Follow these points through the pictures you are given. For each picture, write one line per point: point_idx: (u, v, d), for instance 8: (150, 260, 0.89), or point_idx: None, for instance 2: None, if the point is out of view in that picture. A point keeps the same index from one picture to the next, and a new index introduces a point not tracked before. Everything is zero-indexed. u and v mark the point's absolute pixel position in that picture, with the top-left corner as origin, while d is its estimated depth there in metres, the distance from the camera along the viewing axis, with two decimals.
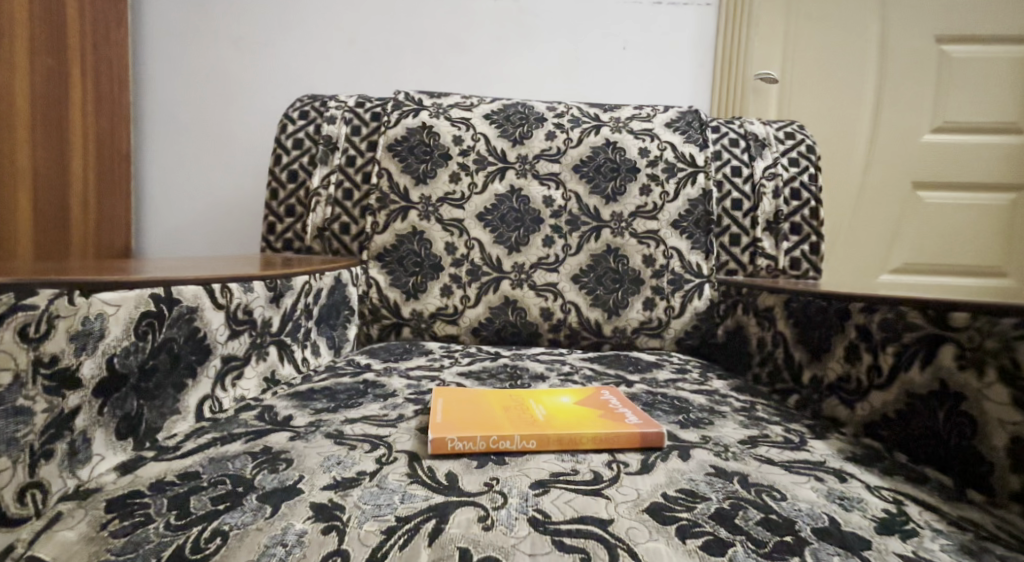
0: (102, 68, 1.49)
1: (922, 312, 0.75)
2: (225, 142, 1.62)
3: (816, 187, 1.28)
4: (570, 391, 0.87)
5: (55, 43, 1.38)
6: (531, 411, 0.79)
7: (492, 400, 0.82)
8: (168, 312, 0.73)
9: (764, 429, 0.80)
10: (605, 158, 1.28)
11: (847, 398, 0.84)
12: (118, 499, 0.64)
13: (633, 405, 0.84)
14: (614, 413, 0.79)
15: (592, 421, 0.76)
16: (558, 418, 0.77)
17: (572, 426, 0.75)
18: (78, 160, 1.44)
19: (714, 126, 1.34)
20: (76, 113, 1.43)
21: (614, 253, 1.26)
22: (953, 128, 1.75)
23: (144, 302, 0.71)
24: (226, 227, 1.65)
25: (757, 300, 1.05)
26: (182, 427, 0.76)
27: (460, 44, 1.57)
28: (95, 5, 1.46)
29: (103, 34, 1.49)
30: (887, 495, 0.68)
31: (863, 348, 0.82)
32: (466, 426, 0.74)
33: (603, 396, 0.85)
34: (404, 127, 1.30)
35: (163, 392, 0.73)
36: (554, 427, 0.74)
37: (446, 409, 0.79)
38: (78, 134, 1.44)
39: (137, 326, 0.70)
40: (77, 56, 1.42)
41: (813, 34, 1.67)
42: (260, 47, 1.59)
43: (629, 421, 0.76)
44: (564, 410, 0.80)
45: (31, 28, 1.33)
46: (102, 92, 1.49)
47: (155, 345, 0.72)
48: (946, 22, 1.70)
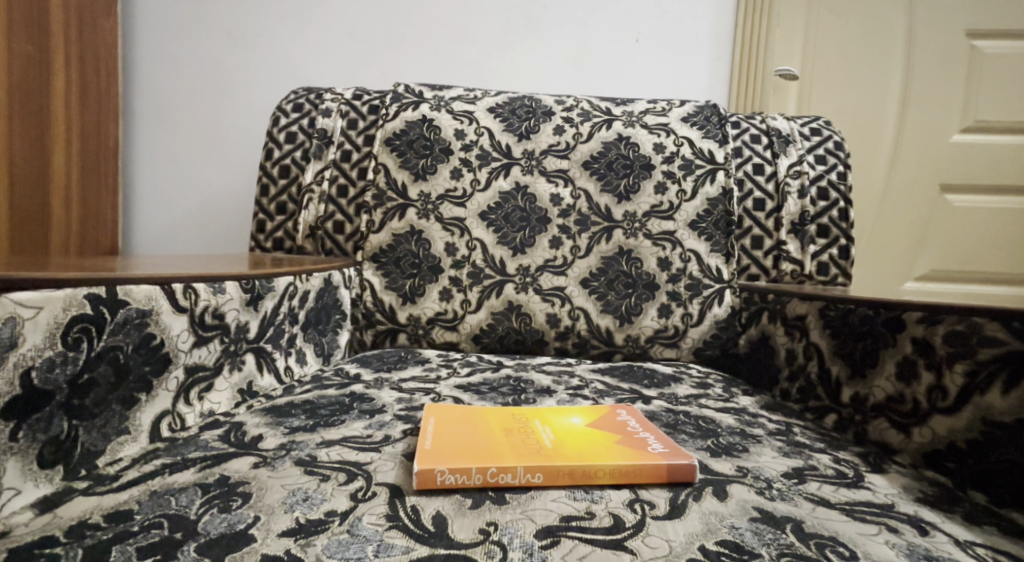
0: (88, 56, 1.39)
1: (1004, 325, 0.65)
2: (216, 137, 1.52)
3: (845, 186, 1.17)
4: (581, 409, 0.77)
5: (36, 29, 1.28)
6: (537, 436, 0.69)
7: (492, 420, 0.72)
8: (110, 317, 0.64)
9: (809, 460, 0.70)
10: (617, 154, 1.18)
11: (900, 421, 0.74)
12: (28, 548, 0.54)
13: (655, 427, 0.74)
14: (634, 439, 0.69)
15: (610, 450, 0.66)
16: (569, 444, 0.67)
17: (586, 456, 0.64)
18: (60, 154, 1.34)
19: (734, 121, 1.23)
20: (60, 104, 1.34)
21: (627, 256, 1.16)
22: (987, 127, 1.63)
23: (76, 304, 0.61)
24: (215, 224, 1.55)
25: (786, 308, 0.95)
26: (130, 450, 0.66)
27: (461, 33, 1.48)
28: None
29: (91, 20, 1.39)
30: (982, 555, 0.57)
31: (922, 365, 0.72)
32: (460, 455, 0.64)
33: (621, 416, 0.75)
34: (403, 120, 1.20)
35: (107, 411, 0.64)
36: (567, 457, 0.64)
37: (438, 431, 0.69)
38: (61, 126, 1.34)
39: (65, 332, 0.60)
40: (61, 42, 1.33)
41: (844, 27, 1.57)
42: (252, 36, 1.49)
43: (653, 450, 0.66)
44: (576, 433, 0.69)
45: (11, 10, 1.24)
46: (88, 82, 1.40)
47: (92, 355, 0.62)
48: (984, 16, 1.59)
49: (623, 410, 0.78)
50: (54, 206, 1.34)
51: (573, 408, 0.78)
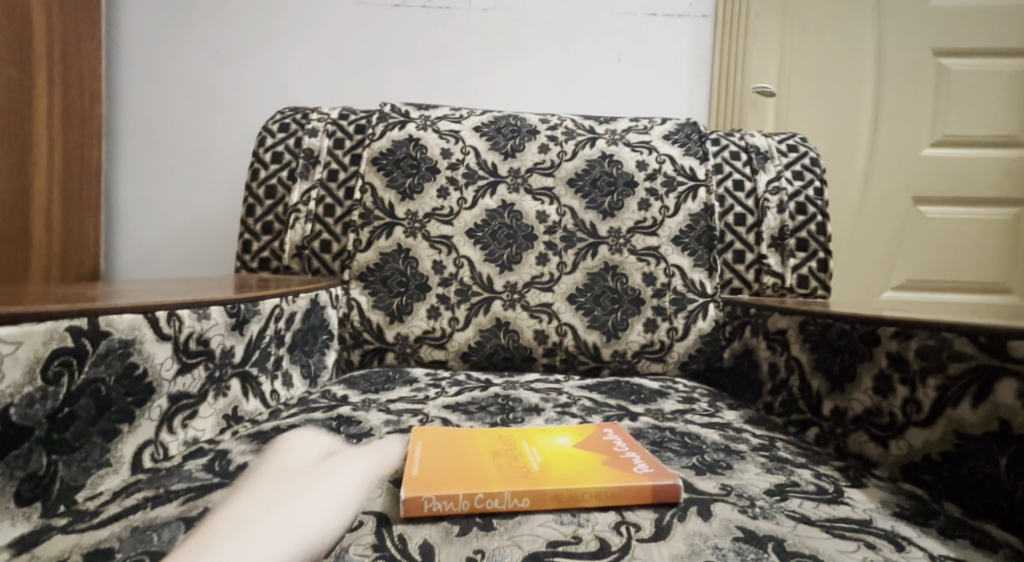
0: (72, 77, 1.37)
1: (971, 339, 0.67)
2: (202, 159, 1.49)
3: (823, 202, 1.19)
4: (566, 428, 0.78)
5: (17, 50, 1.26)
6: (524, 458, 0.70)
7: (477, 441, 0.73)
8: (92, 349, 0.64)
9: (792, 475, 0.71)
10: (601, 171, 1.20)
11: (878, 434, 0.75)
12: None
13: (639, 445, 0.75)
14: (619, 458, 0.70)
15: (595, 472, 0.67)
16: (553, 464, 0.68)
17: (572, 478, 0.65)
18: (41, 177, 1.31)
19: (713, 138, 1.25)
20: (40, 127, 1.30)
21: (613, 271, 1.17)
22: (952, 142, 1.67)
23: (56, 338, 0.61)
24: (201, 246, 1.51)
25: (767, 321, 0.96)
26: (110, 484, 0.66)
27: (449, 54, 1.48)
28: (65, 12, 1.34)
29: (75, 41, 1.37)
30: None
31: (896, 379, 0.74)
32: (446, 481, 0.64)
33: (605, 436, 0.76)
34: (389, 139, 1.21)
35: (86, 443, 0.64)
36: (554, 480, 0.65)
37: (424, 455, 0.69)
38: (41, 149, 1.31)
39: (46, 366, 0.60)
40: (42, 65, 1.30)
41: (818, 45, 1.60)
42: (240, 57, 1.47)
43: (638, 470, 0.67)
44: (561, 454, 0.70)
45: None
46: (72, 103, 1.37)
47: (73, 388, 0.63)
48: (948, 35, 1.63)
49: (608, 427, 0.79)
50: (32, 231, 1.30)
51: (557, 427, 0.79)
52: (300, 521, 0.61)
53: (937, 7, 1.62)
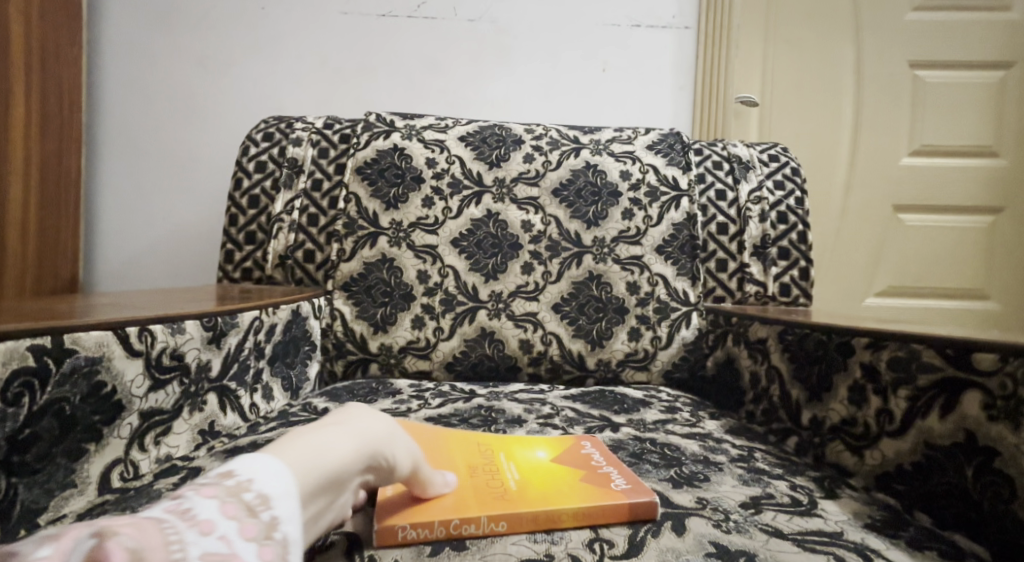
0: (50, 84, 1.33)
1: (939, 351, 0.68)
2: (184, 167, 1.48)
3: (805, 211, 1.20)
4: (545, 440, 0.78)
5: None
6: (501, 475, 0.70)
7: (455, 456, 0.73)
8: (55, 368, 0.63)
9: (766, 488, 0.72)
10: (585, 181, 1.20)
11: (854, 445, 0.76)
12: None
13: (615, 456, 0.75)
14: (596, 475, 0.70)
15: (572, 491, 0.66)
16: (530, 483, 0.68)
17: (549, 500, 0.65)
18: (17, 185, 1.27)
19: (696, 148, 1.26)
20: (17, 137, 1.26)
21: (597, 281, 1.17)
22: (930, 151, 1.69)
23: (17, 357, 0.60)
24: (183, 255, 1.50)
25: (748, 331, 0.97)
26: (76, 505, 0.65)
27: (436, 65, 1.49)
28: (45, 19, 1.30)
29: (54, 48, 1.33)
30: None
31: (870, 390, 0.74)
32: (423, 506, 0.64)
33: (584, 449, 0.76)
34: (374, 149, 1.21)
35: (51, 464, 0.63)
36: (530, 502, 0.64)
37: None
38: (18, 159, 1.27)
39: (6, 389, 0.59)
40: (21, 73, 1.26)
41: (799, 55, 1.61)
42: (224, 67, 1.47)
43: (614, 489, 0.67)
44: (539, 470, 0.71)
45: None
46: (50, 111, 1.33)
47: (36, 409, 0.61)
48: (925, 47, 1.65)
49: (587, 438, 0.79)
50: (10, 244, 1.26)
51: (537, 438, 0.79)
52: (392, 443, 0.63)
53: (914, 19, 1.64)
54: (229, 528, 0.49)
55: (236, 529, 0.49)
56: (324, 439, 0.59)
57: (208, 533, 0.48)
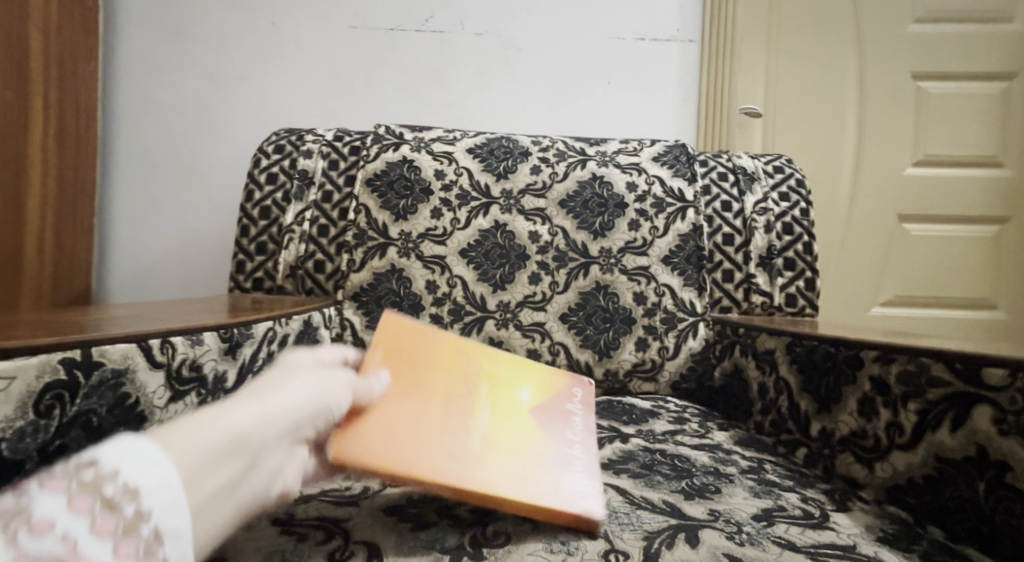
0: (68, 99, 1.34)
1: (948, 365, 0.68)
2: (195, 178, 1.49)
3: (810, 222, 1.21)
4: (542, 392, 0.85)
5: (17, 74, 1.23)
6: (477, 409, 0.75)
7: (457, 370, 0.80)
8: (84, 380, 0.64)
9: (778, 500, 0.73)
10: (592, 193, 1.21)
11: (864, 457, 0.77)
12: None
13: (590, 437, 0.80)
14: (558, 454, 0.74)
15: (528, 459, 0.71)
16: (499, 426, 0.74)
17: (503, 484, 0.66)
18: (35, 198, 1.28)
19: (701, 159, 1.27)
20: (36, 150, 1.27)
21: (604, 291, 1.18)
22: (934, 162, 1.69)
23: (49, 371, 0.61)
24: (194, 265, 1.51)
25: (755, 341, 0.98)
26: None
27: (442, 77, 1.50)
28: (63, 35, 1.32)
29: (71, 64, 1.34)
30: None
31: (880, 402, 0.75)
32: (382, 446, 0.65)
33: (564, 419, 0.82)
34: (383, 161, 1.22)
35: None
36: (487, 454, 0.69)
37: (403, 361, 0.76)
38: (36, 172, 1.28)
39: (39, 401, 0.61)
40: (40, 89, 1.27)
41: (803, 67, 1.63)
42: (234, 79, 1.49)
43: (562, 478, 0.70)
44: (511, 423, 0.76)
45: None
46: (67, 126, 1.35)
47: (64, 422, 0.63)
48: (928, 58, 1.66)
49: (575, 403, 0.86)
50: (28, 255, 1.27)
51: (534, 383, 0.86)
52: (295, 393, 0.61)
53: (916, 31, 1.66)
54: (77, 528, 0.47)
55: (86, 527, 0.47)
56: (211, 423, 0.55)
57: (44, 534, 0.46)
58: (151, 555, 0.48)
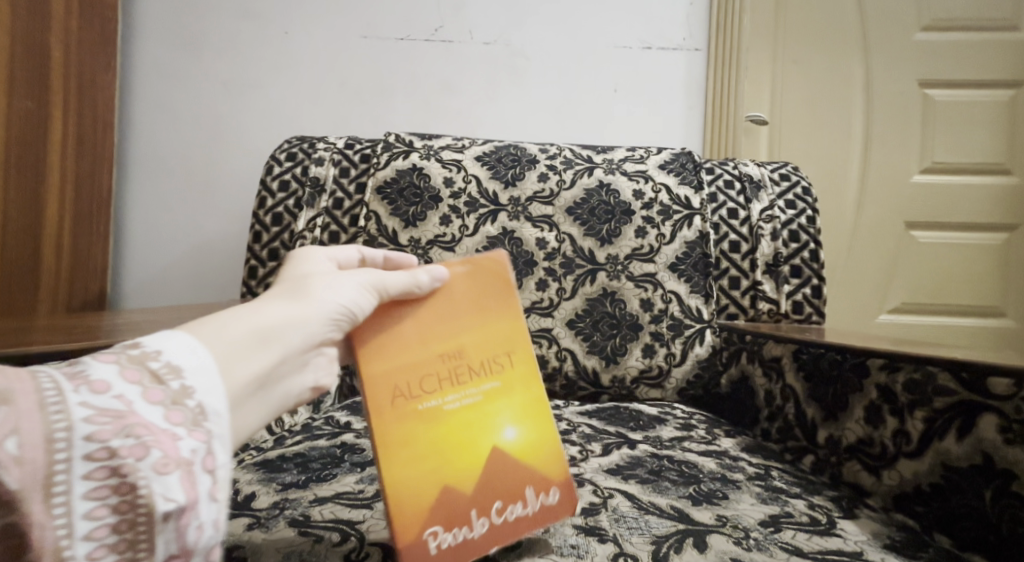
0: (86, 109, 1.36)
1: (954, 375, 0.69)
2: (207, 184, 1.51)
3: (816, 229, 1.22)
4: (546, 444, 0.70)
5: (37, 84, 1.25)
6: (460, 389, 0.68)
7: (498, 339, 0.71)
8: None
9: (785, 506, 0.73)
10: (599, 200, 1.22)
11: (871, 464, 0.77)
12: None
13: (518, 531, 0.66)
14: (466, 504, 0.65)
15: (435, 466, 0.65)
16: (454, 415, 0.67)
17: (407, 461, 0.65)
18: (53, 206, 1.30)
19: (708, 167, 1.28)
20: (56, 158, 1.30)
21: (611, 297, 1.19)
22: (941, 169, 1.70)
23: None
24: (206, 270, 1.53)
25: (762, 348, 0.98)
26: None
27: (451, 86, 1.51)
28: (82, 46, 1.34)
29: (90, 75, 1.37)
30: None
31: (886, 410, 0.76)
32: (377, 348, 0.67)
33: (531, 486, 0.68)
34: (393, 168, 1.23)
35: None
36: (405, 436, 0.65)
37: (468, 285, 0.72)
38: (56, 181, 1.30)
39: None
40: (60, 99, 1.30)
41: (809, 76, 1.64)
42: (246, 87, 1.50)
43: (432, 522, 0.64)
44: (468, 433, 0.67)
45: (14, 65, 1.21)
46: (84, 135, 1.37)
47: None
48: (934, 66, 1.67)
49: (552, 494, 0.68)
50: (45, 261, 1.29)
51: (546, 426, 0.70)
52: (320, 298, 0.64)
53: (921, 40, 1.66)
54: (132, 393, 0.52)
55: (138, 393, 0.52)
56: (238, 320, 0.60)
57: (104, 394, 0.51)
58: (198, 426, 0.53)
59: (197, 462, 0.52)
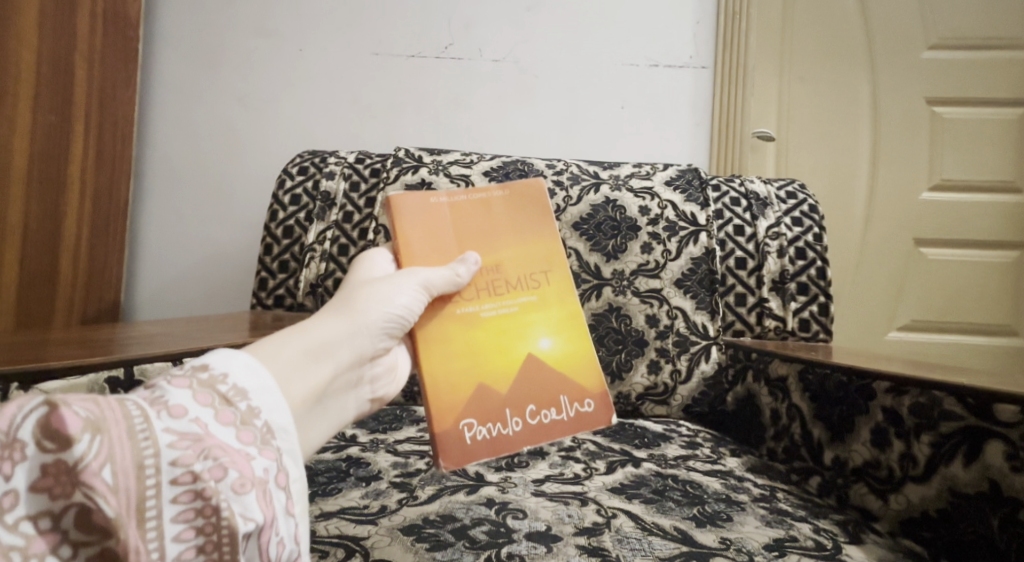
0: (107, 124, 1.38)
1: (960, 400, 0.68)
2: (218, 196, 1.52)
3: (823, 247, 1.21)
4: (581, 358, 0.74)
5: (62, 101, 1.27)
6: (497, 300, 0.73)
7: (539, 258, 0.76)
8: (127, 397, 0.66)
9: (790, 530, 0.73)
10: (605, 216, 1.23)
11: (878, 488, 0.77)
12: None
13: (549, 436, 0.71)
14: (500, 403, 0.70)
15: (471, 365, 0.70)
16: (492, 324, 0.72)
17: (445, 365, 0.70)
18: (72, 220, 1.32)
19: (714, 184, 1.28)
20: (76, 173, 1.31)
21: (617, 312, 1.19)
22: (949, 186, 1.69)
23: (97, 388, 0.64)
24: (217, 281, 1.53)
25: (768, 367, 0.98)
26: None
27: (459, 101, 1.53)
28: (105, 63, 1.36)
29: (112, 91, 1.38)
30: None
31: (893, 433, 0.75)
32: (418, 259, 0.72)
33: (564, 393, 0.72)
34: (402, 183, 1.24)
35: None
36: (444, 336, 0.71)
37: (506, 210, 0.76)
38: (76, 195, 1.32)
39: None
40: (82, 114, 1.31)
41: (815, 95, 1.64)
42: (258, 101, 1.52)
43: (466, 415, 0.69)
44: (504, 340, 0.72)
45: (39, 82, 1.22)
46: (105, 150, 1.38)
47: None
48: (941, 84, 1.67)
49: (586, 402, 0.72)
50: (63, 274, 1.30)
51: (581, 334, 0.75)
52: (368, 310, 0.67)
53: (929, 58, 1.66)
54: (204, 415, 0.50)
55: (212, 416, 0.51)
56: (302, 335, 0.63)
57: (178, 415, 0.49)
58: (268, 445, 0.52)
59: (271, 480, 0.51)
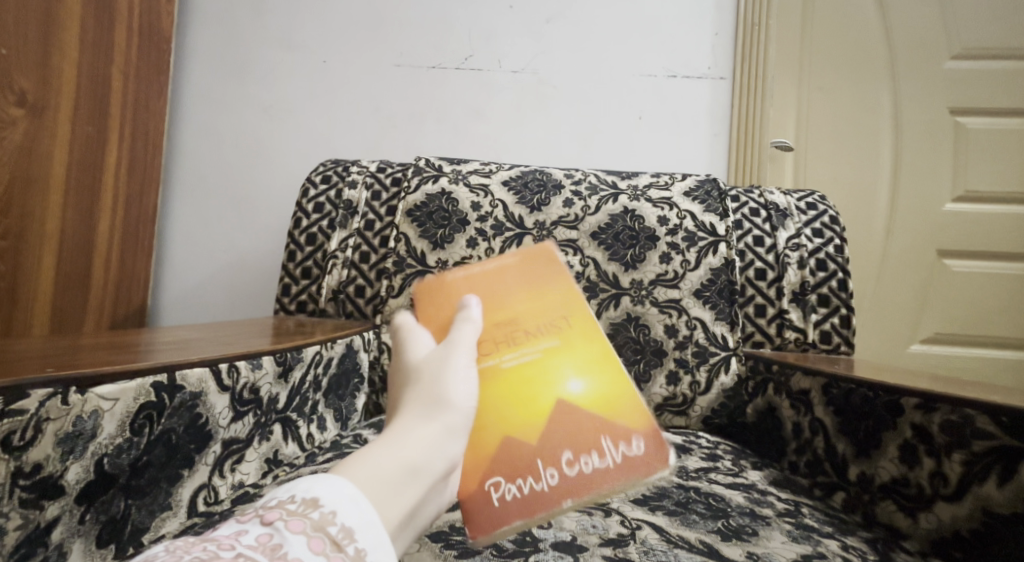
0: (139, 132, 1.40)
1: (994, 419, 0.68)
2: (243, 202, 1.54)
3: (844, 258, 1.21)
4: None
5: (100, 111, 1.29)
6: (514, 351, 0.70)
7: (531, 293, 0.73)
8: (169, 401, 0.66)
9: (818, 546, 0.73)
10: (624, 226, 1.23)
11: (907, 505, 0.76)
12: None
13: None
14: None
15: None
16: None
17: None
18: (105, 227, 1.33)
19: (734, 195, 1.28)
20: (110, 181, 1.33)
21: (635, 322, 1.19)
22: (972, 198, 1.68)
23: (144, 393, 0.64)
24: (240, 285, 1.55)
25: (790, 381, 0.97)
26: (171, 526, 0.69)
27: (478, 111, 1.53)
28: (138, 74, 1.38)
29: (145, 100, 1.41)
30: None
31: (922, 451, 0.75)
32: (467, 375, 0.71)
33: None
34: (423, 193, 1.25)
35: (156, 487, 0.67)
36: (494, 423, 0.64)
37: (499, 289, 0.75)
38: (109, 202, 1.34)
39: (134, 420, 0.64)
40: (116, 123, 1.33)
41: (834, 107, 1.64)
42: (281, 110, 1.54)
43: None
44: None
45: (78, 94, 1.24)
46: (137, 157, 1.40)
47: (151, 439, 0.66)
48: (964, 95, 1.66)
49: None
50: (95, 279, 1.32)
51: None
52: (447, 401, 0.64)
53: (950, 68, 1.65)
54: None
55: None
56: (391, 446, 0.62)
57: None
58: None
59: None
